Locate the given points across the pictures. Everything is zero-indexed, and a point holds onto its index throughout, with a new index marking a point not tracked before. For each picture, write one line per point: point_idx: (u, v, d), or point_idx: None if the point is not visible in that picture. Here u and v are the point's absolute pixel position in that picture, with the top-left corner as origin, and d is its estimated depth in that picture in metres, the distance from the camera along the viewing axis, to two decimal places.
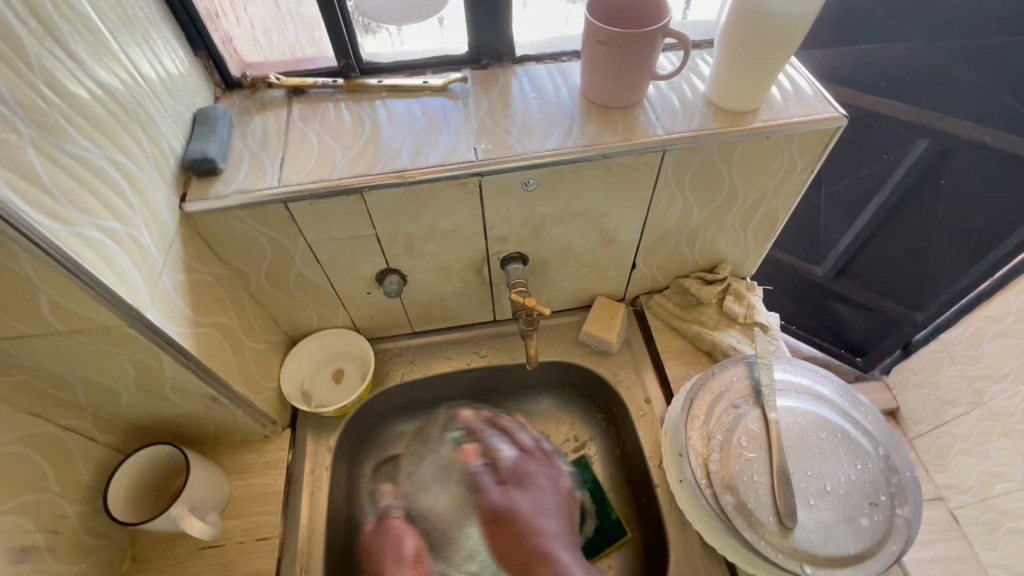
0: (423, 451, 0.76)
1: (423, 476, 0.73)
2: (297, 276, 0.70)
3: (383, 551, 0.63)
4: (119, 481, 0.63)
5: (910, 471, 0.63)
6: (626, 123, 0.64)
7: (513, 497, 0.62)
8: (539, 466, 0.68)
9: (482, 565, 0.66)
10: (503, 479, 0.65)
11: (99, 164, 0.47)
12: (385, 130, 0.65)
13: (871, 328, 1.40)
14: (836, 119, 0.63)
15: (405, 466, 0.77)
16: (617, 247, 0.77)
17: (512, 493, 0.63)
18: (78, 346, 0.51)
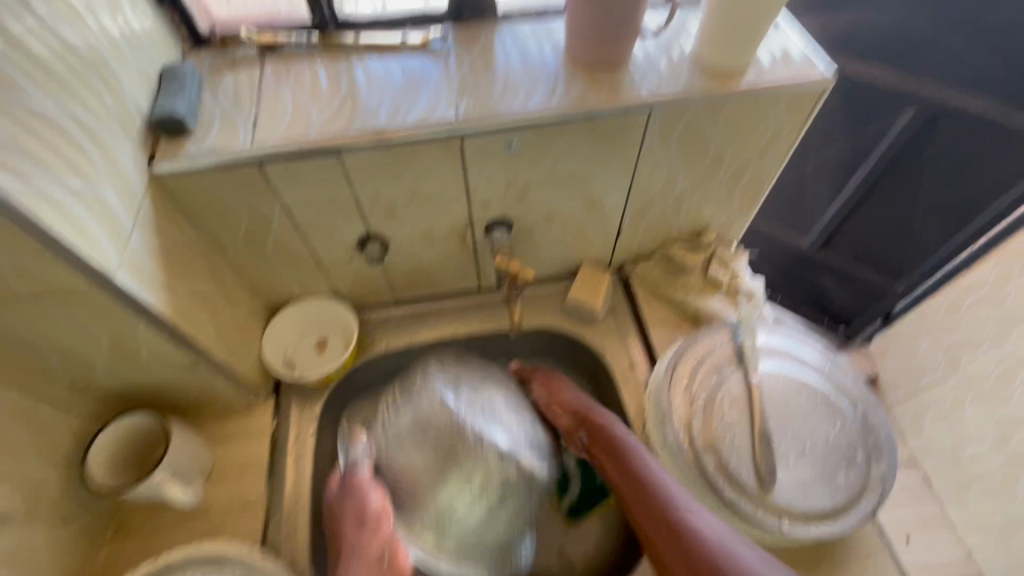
0: (403, 397, 0.73)
1: (400, 427, 0.70)
2: (276, 242, 0.69)
3: (347, 508, 0.65)
4: (98, 450, 0.62)
5: (887, 430, 0.65)
6: (611, 82, 0.62)
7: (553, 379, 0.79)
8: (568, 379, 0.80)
9: (444, 518, 0.65)
10: (546, 375, 0.80)
11: (57, 119, 0.45)
12: (362, 88, 0.62)
13: (853, 297, 1.41)
14: (824, 80, 0.62)
15: (381, 420, 0.72)
16: (603, 213, 0.76)
17: (555, 378, 0.79)
18: (45, 310, 0.49)
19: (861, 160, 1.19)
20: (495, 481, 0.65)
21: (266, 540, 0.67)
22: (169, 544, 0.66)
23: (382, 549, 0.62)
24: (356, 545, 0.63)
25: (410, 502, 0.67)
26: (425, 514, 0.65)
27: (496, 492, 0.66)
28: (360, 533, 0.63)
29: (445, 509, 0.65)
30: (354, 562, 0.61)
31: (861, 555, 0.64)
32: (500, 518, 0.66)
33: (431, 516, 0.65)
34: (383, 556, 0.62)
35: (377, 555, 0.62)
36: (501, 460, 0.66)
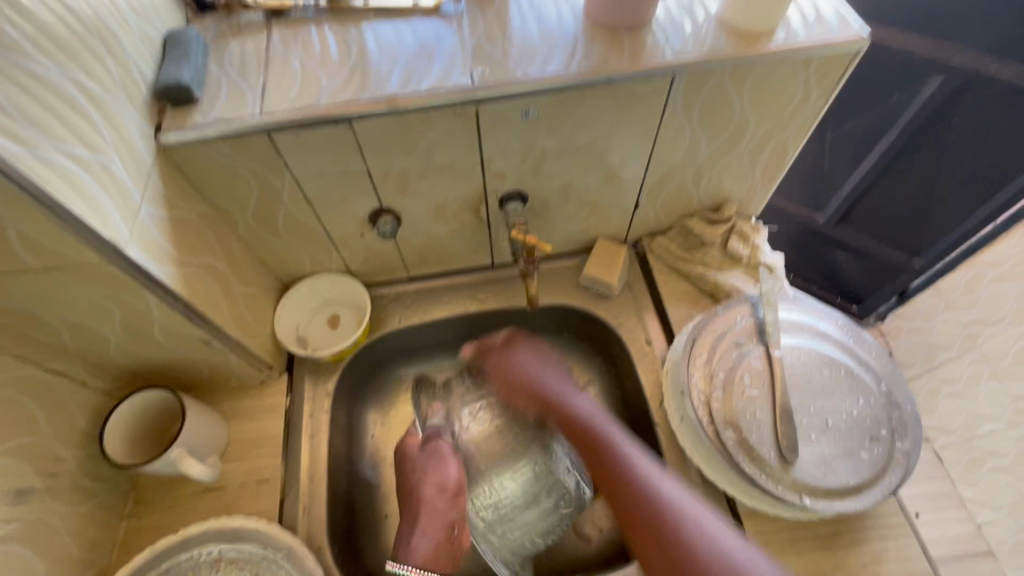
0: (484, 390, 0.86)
1: (478, 413, 0.85)
2: (287, 216, 0.67)
3: (426, 470, 0.73)
4: (115, 424, 0.62)
5: (912, 406, 0.63)
6: (632, 45, 0.59)
7: (507, 373, 0.77)
8: (530, 342, 0.79)
9: (499, 496, 0.79)
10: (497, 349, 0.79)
11: (60, 85, 0.43)
12: (372, 54, 0.60)
13: (866, 276, 1.36)
14: (857, 40, 0.59)
15: (459, 402, 0.86)
16: (621, 184, 0.74)
17: (507, 354, 0.78)
18: (55, 285, 0.48)
19: (883, 132, 1.14)
20: (547, 475, 0.80)
21: (283, 514, 0.67)
22: (189, 517, 0.67)
23: (455, 522, 0.71)
24: (431, 508, 0.71)
25: (478, 479, 0.80)
26: (484, 491, 0.80)
27: (546, 488, 0.79)
28: (439, 501, 0.71)
29: (499, 485, 0.80)
30: (428, 525, 0.70)
31: (881, 530, 0.63)
32: (545, 520, 0.77)
33: (487, 491, 0.80)
34: (455, 525, 0.71)
35: (451, 522, 0.71)
36: (567, 472, 0.79)
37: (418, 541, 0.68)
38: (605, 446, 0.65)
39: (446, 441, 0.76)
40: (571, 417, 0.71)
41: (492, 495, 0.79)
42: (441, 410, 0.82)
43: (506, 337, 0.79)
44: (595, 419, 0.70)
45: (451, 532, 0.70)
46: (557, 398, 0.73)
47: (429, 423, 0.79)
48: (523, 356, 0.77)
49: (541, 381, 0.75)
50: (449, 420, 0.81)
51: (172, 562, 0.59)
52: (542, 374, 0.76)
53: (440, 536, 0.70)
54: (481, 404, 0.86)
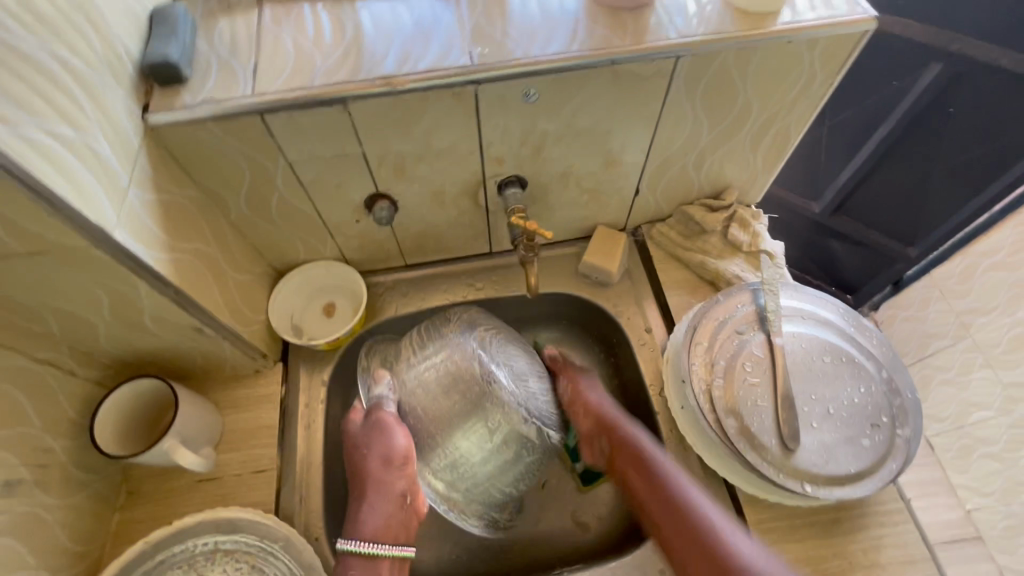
0: (430, 341, 0.68)
1: (424, 371, 0.66)
2: (280, 202, 0.65)
3: (372, 446, 0.63)
4: (106, 415, 0.60)
5: (912, 394, 0.63)
6: (636, 25, 0.58)
7: (573, 390, 0.69)
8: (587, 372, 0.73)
9: (453, 459, 0.63)
10: (563, 371, 0.71)
11: (42, 60, 0.41)
12: (368, 33, 0.58)
13: (863, 264, 1.37)
14: (863, 21, 0.58)
15: (405, 358, 0.68)
16: (621, 170, 0.72)
17: (574, 377, 0.70)
18: (41, 270, 0.46)
19: (881, 121, 1.13)
20: (515, 435, 0.62)
21: (279, 505, 0.66)
22: (184, 508, 0.65)
23: (403, 491, 0.63)
24: (383, 483, 0.63)
25: (429, 443, 0.65)
26: (438, 456, 0.64)
27: (512, 448, 0.63)
28: (387, 472, 0.63)
29: (454, 450, 0.63)
30: (378, 499, 0.63)
31: (880, 517, 0.63)
32: (509, 471, 0.65)
33: (441, 457, 0.64)
34: (407, 493, 0.63)
35: (401, 493, 0.63)
36: (525, 421, 0.62)
37: (368, 515, 0.62)
38: (659, 470, 0.61)
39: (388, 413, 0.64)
40: (633, 449, 0.64)
41: (444, 458, 0.64)
42: (387, 374, 0.67)
43: (557, 359, 0.73)
44: (644, 441, 0.64)
45: (403, 503, 0.63)
46: (611, 413, 0.67)
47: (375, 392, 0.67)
48: (592, 381, 0.70)
49: (606, 404, 0.68)
50: (401, 385, 0.66)
51: (167, 553, 0.58)
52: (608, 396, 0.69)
53: (391, 510, 0.63)
54: (431, 357, 0.66)
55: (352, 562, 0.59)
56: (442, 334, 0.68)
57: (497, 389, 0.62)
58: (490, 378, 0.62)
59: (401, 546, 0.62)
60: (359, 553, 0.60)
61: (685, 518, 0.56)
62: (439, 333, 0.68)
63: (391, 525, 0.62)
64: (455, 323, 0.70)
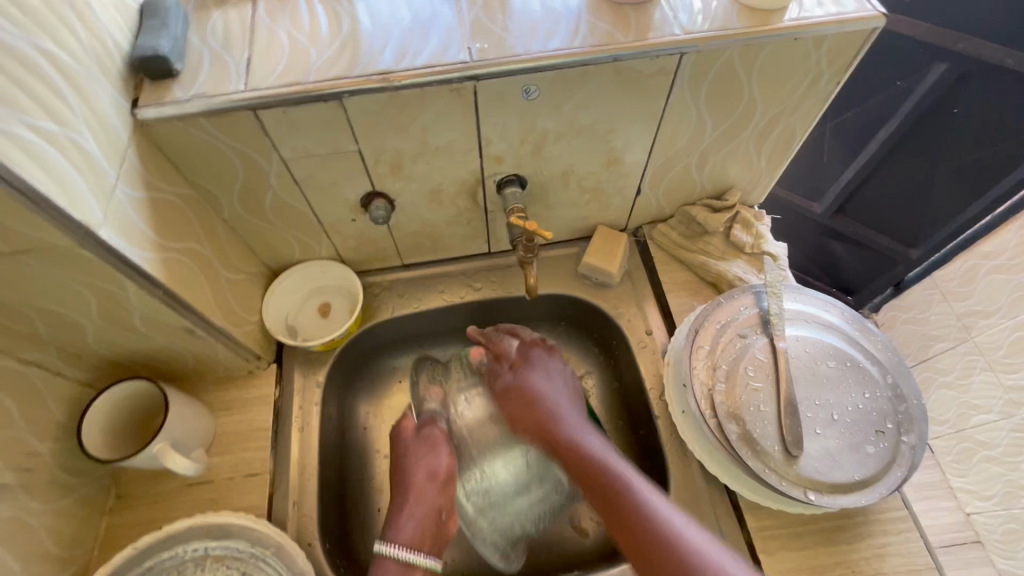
0: (480, 373, 0.80)
1: (476, 401, 0.79)
2: (275, 200, 0.64)
3: (419, 458, 0.69)
4: (95, 417, 0.59)
5: (918, 400, 0.62)
6: (639, 21, 0.56)
7: (511, 396, 0.68)
8: (548, 353, 0.73)
9: (484, 478, 0.75)
10: (513, 370, 0.71)
11: (25, 51, 0.39)
12: (365, 27, 0.57)
13: (864, 266, 1.36)
14: (872, 18, 0.56)
15: (454, 389, 0.80)
16: (623, 170, 0.71)
17: (521, 373, 0.70)
18: (23, 270, 0.45)
19: (885, 121, 1.12)
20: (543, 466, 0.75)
21: (272, 510, 0.65)
22: (173, 513, 0.64)
23: (442, 507, 0.66)
24: (424, 493, 0.66)
25: (467, 465, 0.75)
26: (472, 476, 0.75)
27: (538, 478, 0.75)
28: (433, 485, 0.67)
29: (488, 472, 0.75)
30: (416, 505, 0.65)
31: (884, 525, 0.62)
32: (534, 507, 0.75)
33: (476, 478, 0.75)
34: (443, 510, 0.66)
35: (438, 506, 0.66)
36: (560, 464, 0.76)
37: (403, 521, 0.63)
38: (605, 472, 0.55)
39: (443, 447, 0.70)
40: (574, 456, 0.58)
41: (478, 485, 0.74)
42: (439, 393, 0.78)
43: (522, 350, 0.73)
44: (586, 444, 0.59)
45: (440, 520, 0.65)
46: (554, 422, 0.63)
47: (427, 409, 0.75)
48: (530, 386, 0.68)
49: (547, 415, 0.64)
50: (454, 419, 0.77)
51: (155, 560, 0.57)
52: (548, 406, 0.65)
53: (424, 518, 0.64)
54: (478, 391, 0.79)
55: (384, 565, 0.59)
56: (452, 378, 0.81)
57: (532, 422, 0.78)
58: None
59: (428, 553, 0.61)
60: (392, 557, 0.60)
61: (637, 521, 0.49)
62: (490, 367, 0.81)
63: (426, 535, 0.63)
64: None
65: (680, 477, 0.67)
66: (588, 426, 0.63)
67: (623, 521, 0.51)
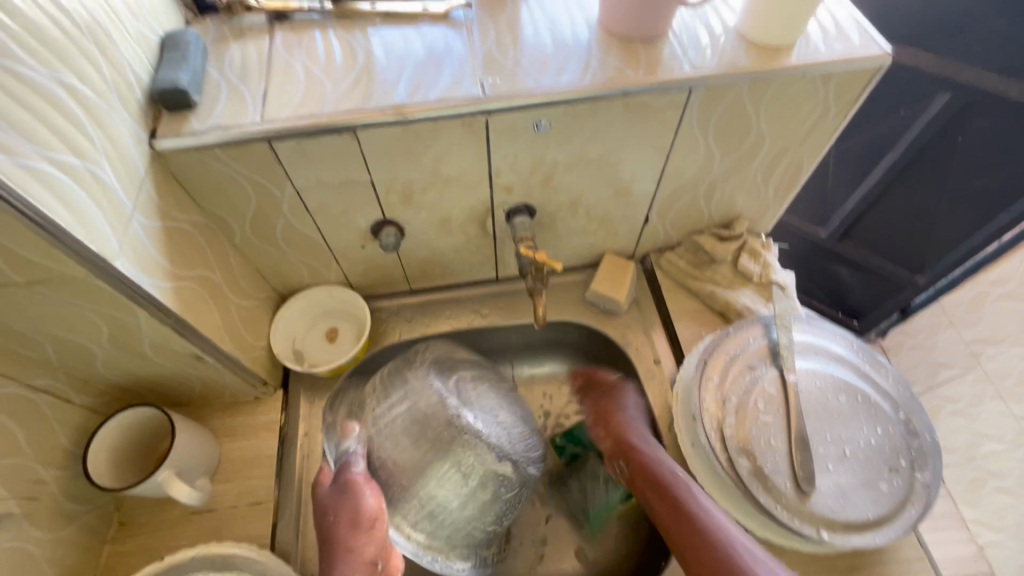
0: (394, 387, 0.66)
1: (393, 422, 0.62)
2: (286, 227, 0.65)
3: (340, 511, 0.56)
4: (100, 444, 0.59)
5: (931, 436, 0.61)
6: (648, 57, 0.57)
7: (597, 417, 0.72)
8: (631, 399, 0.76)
9: (426, 504, 0.60)
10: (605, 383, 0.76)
11: (50, 88, 0.40)
12: (379, 61, 0.58)
13: (871, 291, 1.33)
14: (879, 56, 0.57)
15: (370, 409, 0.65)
16: (631, 199, 0.71)
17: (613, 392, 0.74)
18: (39, 300, 0.45)
19: (889, 149, 1.13)
20: (491, 477, 0.61)
21: (275, 540, 0.64)
22: (175, 542, 0.63)
23: (375, 559, 0.56)
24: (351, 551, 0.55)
25: (398, 492, 0.60)
26: (414, 507, 0.60)
27: (482, 485, 0.61)
28: (353, 536, 0.56)
29: (429, 501, 0.59)
30: (344, 569, 0.55)
31: (898, 564, 0.61)
32: (488, 509, 0.63)
33: (416, 506, 0.60)
34: (377, 558, 0.56)
35: (371, 559, 0.55)
36: (498, 460, 0.61)
37: None
38: (675, 483, 0.60)
39: (358, 483, 0.58)
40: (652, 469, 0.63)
41: (426, 507, 0.60)
42: (356, 427, 0.62)
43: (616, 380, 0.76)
44: (657, 455, 0.64)
45: (375, 571, 0.55)
46: (629, 428, 0.68)
47: (343, 449, 0.61)
48: (622, 409, 0.71)
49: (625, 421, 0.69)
50: (371, 438, 0.62)
51: None
52: (630, 414, 0.70)
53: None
54: (401, 416, 0.63)
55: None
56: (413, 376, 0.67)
57: (466, 429, 0.61)
58: (460, 423, 0.61)
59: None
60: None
61: (695, 525, 0.56)
62: (400, 382, 0.67)
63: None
64: (422, 366, 0.68)
65: None
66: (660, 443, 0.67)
67: (682, 521, 0.57)
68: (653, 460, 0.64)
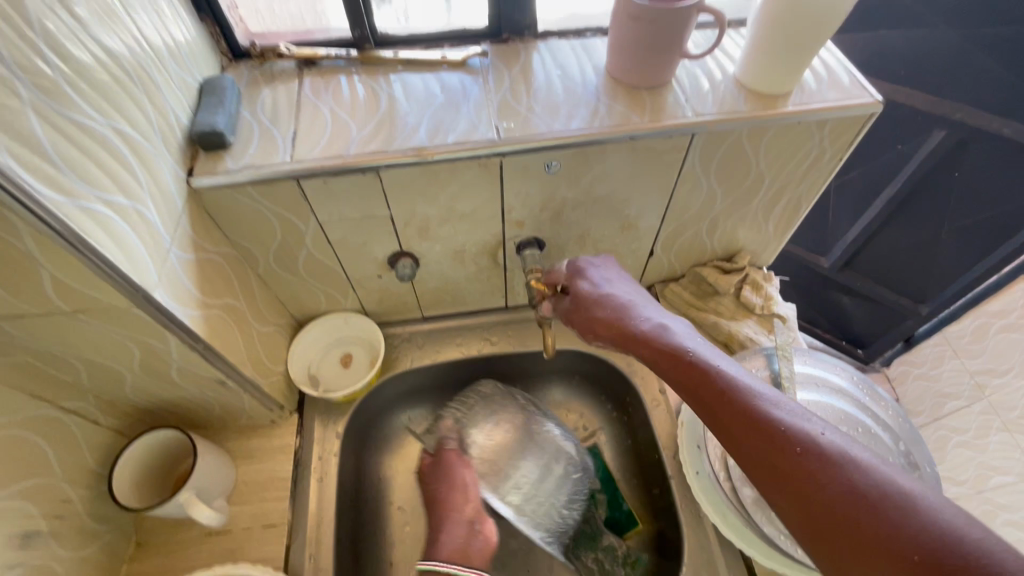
0: (471, 398, 0.76)
1: (477, 417, 0.75)
2: (308, 258, 0.68)
3: (443, 482, 0.70)
4: (124, 466, 0.60)
5: (932, 468, 0.62)
6: (654, 104, 0.61)
7: (578, 294, 0.63)
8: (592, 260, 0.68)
9: (517, 481, 0.70)
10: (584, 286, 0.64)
11: (106, 134, 0.44)
12: (401, 105, 0.62)
13: (873, 321, 1.37)
14: (872, 104, 0.61)
15: (457, 414, 0.75)
16: (637, 233, 0.75)
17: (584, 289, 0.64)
18: (82, 327, 0.48)
19: (887, 183, 1.16)
20: (563, 454, 0.73)
21: (288, 564, 0.66)
22: (190, 564, 0.65)
23: (473, 517, 0.68)
24: (454, 508, 0.68)
25: (494, 471, 0.71)
26: (506, 483, 0.70)
27: (554, 458, 0.73)
28: (457, 498, 0.68)
29: (519, 477, 0.70)
30: (452, 525, 0.67)
31: None
32: (563, 489, 0.72)
33: (511, 484, 0.70)
34: (476, 519, 0.68)
35: (470, 517, 0.68)
36: (565, 438, 0.75)
37: (446, 537, 0.66)
38: (700, 362, 0.51)
39: (460, 457, 0.71)
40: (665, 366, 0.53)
41: (521, 483, 0.70)
42: (447, 423, 0.74)
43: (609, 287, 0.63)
44: (670, 333, 0.55)
45: (473, 530, 0.67)
46: (620, 308, 0.60)
47: (435, 438, 0.74)
48: (598, 275, 0.65)
49: (613, 305, 0.61)
50: (461, 432, 0.74)
51: None
52: (616, 293, 0.62)
53: (466, 533, 0.67)
54: (488, 420, 0.75)
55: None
56: (485, 392, 0.77)
57: (539, 421, 0.75)
58: (538, 419, 0.76)
59: (475, 567, 0.63)
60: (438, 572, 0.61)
61: (739, 408, 0.45)
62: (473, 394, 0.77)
63: (472, 548, 0.65)
64: (488, 382, 0.78)
65: (693, 541, 0.67)
66: (674, 320, 0.59)
67: (733, 416, 0.46)
68: (664, 351, 0.53)
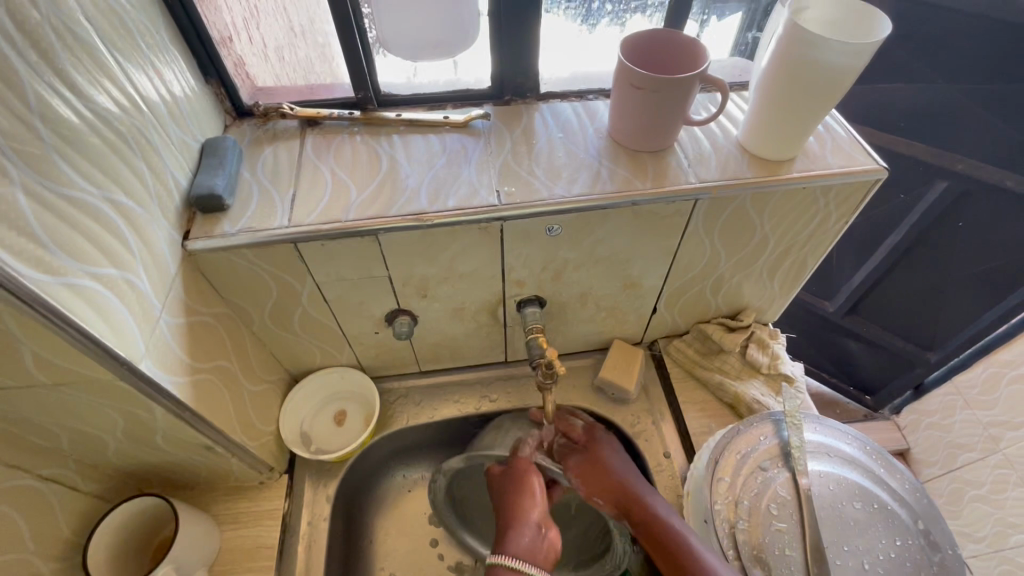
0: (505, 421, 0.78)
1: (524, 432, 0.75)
2: (303, 316, 0.67)
3: (511, 488, 0.65)
4: (99, 540, 0.58)
5: (954, 549, 0.59)
6: (656, 169, 0.61)
7: (588, 454, 0.69)
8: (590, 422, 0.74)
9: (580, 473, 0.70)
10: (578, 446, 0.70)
11: (97, 205, 0.43)
12: (403, 167, 0.62)
13: (881, 368, 1.31)
14: (878, 171, 0.60)
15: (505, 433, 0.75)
16: (640, 292, 0.73)
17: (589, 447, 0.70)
18: (62, 398, 0.46)
19: (889, 233, 1.16)
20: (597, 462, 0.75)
21: None
22: None
23: (540, 520, 0.61)
24: (520, 511, 0.62)
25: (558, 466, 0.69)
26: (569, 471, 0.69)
27: None
28: (524, 500, 0.63)
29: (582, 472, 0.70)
30: (517, 529, 0.60)
31: None
32: None
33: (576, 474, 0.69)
34: (543, 523, 0.61)
35: (538, 522, 0.61)
36: None
37: (513, 540, 0.59)
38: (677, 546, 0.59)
39: (526, 456, 0.69)
40: (646, 527, 0.62)
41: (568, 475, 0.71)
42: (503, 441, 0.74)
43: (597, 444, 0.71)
44: (648, 503, 0.64)
45: (541, 533, 0.60)
46: (610, 471, 0.67)
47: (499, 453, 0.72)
48: (594, 441, 0.71)
49: (607, 467, 0.68)
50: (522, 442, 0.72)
51: None
52: (611, 457, 0.69)
53: (532, 537, 0.59)
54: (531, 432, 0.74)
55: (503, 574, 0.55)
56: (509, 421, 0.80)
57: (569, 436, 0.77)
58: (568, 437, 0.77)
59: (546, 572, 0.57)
60: (505, 564, 0.56)
61: None
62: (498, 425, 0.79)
63: (539, 552, 0.58)
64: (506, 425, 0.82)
65: None
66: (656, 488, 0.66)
67: None
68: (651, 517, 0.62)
